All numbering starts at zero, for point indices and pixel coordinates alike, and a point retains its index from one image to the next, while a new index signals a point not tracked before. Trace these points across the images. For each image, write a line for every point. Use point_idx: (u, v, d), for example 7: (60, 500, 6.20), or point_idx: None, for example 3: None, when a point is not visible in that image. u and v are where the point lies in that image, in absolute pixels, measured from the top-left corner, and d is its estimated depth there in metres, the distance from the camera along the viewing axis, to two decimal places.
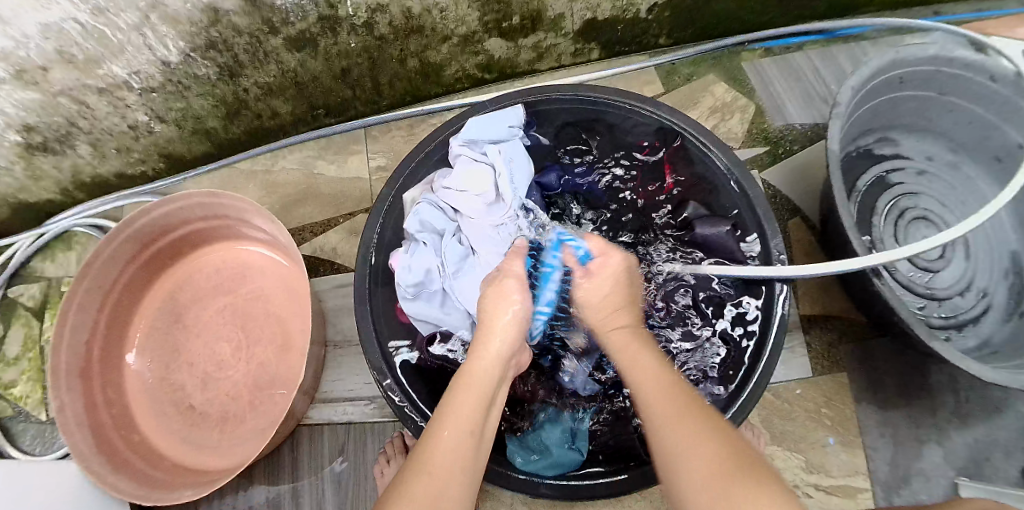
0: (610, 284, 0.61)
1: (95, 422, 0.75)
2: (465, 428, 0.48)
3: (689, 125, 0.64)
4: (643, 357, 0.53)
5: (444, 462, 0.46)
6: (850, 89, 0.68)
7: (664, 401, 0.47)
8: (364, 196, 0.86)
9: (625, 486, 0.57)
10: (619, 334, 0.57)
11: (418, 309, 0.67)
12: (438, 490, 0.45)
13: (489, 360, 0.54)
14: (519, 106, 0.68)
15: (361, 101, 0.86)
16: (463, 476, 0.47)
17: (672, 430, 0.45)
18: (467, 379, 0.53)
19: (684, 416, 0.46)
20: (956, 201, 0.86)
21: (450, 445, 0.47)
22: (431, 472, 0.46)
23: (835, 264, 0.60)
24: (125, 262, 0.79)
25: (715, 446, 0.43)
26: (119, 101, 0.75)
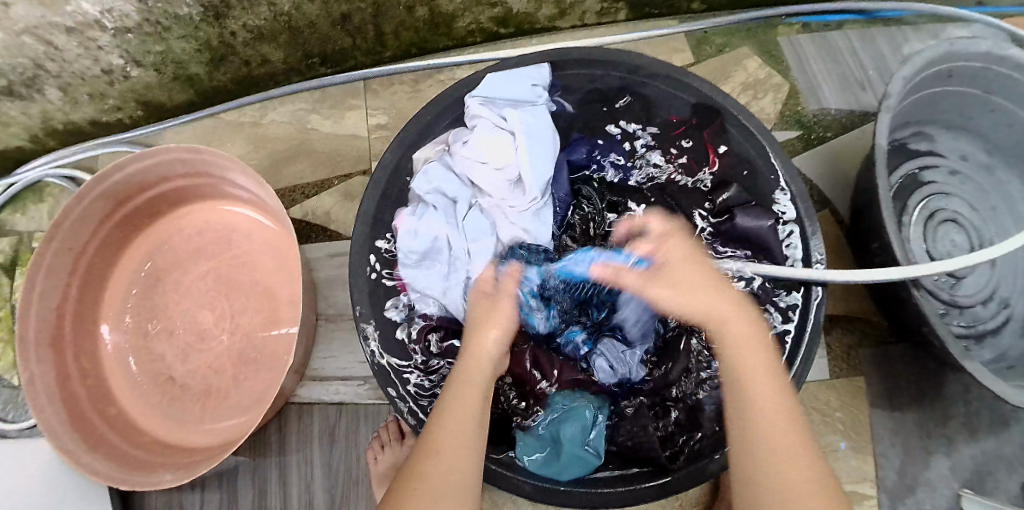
0: (692, 269, 0.56)
1: (68, 395, 0.70)
2: (471, 415, 0.49)
3: (731, 102, 0.59)
4: (749, 340, 0.50)
5: (453, 445, 0.46)
6: (901, 79, 0.62)
7: (768, 399, 0.47)
8: (361, 156, 0.80)
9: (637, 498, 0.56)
10: (728, 317, 0.52)
11: (416, 276, 0.62)
12: (448, 470, 0.45)
13: (492, 357, 0.54)
14: (545, 64, 0.62)
15: (362, 51, 0.78)
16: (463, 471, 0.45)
17: (771, 434, 0.45)
18: (473, 369, 0.53)
19: (785, 422, 0.45)
20: (986, 206, 0.82)
21: (458, 429, 0.47)
22: (440, 452, 0.46)
23: (881, 272, 0.59)
24: (99, 222, 0.72)
25: (807, 468, 0.43)
26: (90, 42, 0.68)
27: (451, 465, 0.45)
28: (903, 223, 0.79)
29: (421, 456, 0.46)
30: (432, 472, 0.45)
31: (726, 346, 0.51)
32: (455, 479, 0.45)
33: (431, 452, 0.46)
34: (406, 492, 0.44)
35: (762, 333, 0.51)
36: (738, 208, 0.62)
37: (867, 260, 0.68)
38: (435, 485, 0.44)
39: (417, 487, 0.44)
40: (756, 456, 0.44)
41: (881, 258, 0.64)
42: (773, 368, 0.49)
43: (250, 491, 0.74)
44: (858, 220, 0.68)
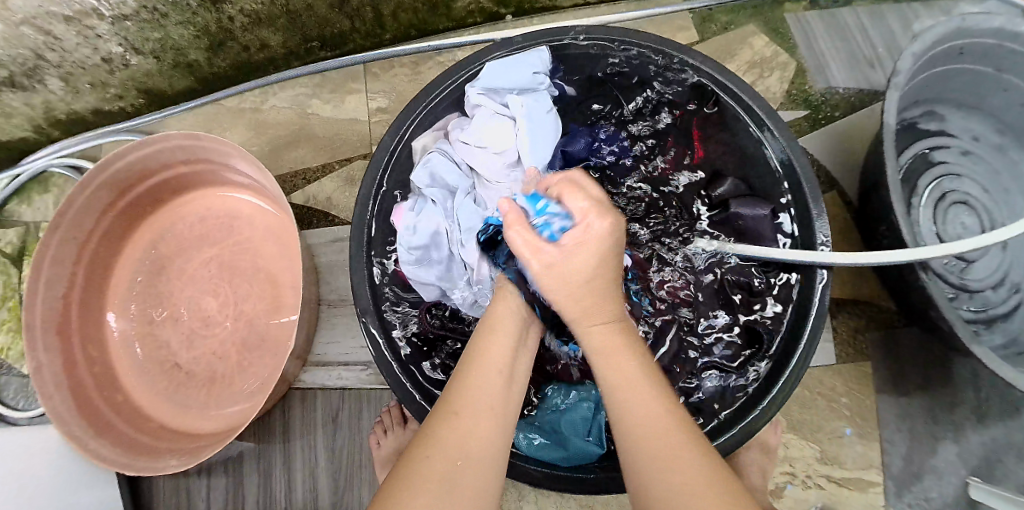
0: (588, 262, 0.44)
1: (75, 382, 0.70)
2: (494, 366, 0.45)
3: (732, 80, 0.57)
4: (611, 347, 0.44)
5: (474, 405, 0.42)
6: (910, 56, 0.60)
7: (647, 404, 0.41)
8: (362, 140, 0.79)
9: (625, 484, 0.53)
10: (597, 329, 0.45)
11: (419, 271, 0.61)
12: (464, 432, 0.41)
13: (518, 308, 0.51)
14: (543, 48, 0.60)
15: (361, 33, 0.77)
16: (482, 437, 0.41)
17: (662, 449, 0.39)
18: (494, 321, 0.50)
19: (680, 431, 0.40)
20: (998, 188, 0.80)
21: (477, 384, 0.44)
22: (457, 412, 0.42)
23: (886, 255, 0.57)
24: (101, 211, 0.72)
25: (707, 480, 0.38)
26: (88, 30, 0.68)
27: (467, 432, 0.41)
28: (913, 205, 0.78)
29: (436, 418, 0.42)
30: (446, 436, 0.40)
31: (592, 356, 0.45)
32: (475, 445, 0.41)
33: (447, 411, 0.42)
34: (418, 459, 0.40)
35: (631, 343, 0.45)
36: (735, 200, 0.63)
37: (875, 242, 0.67)
38: (452, 449, 0.40)
39: (427, 455, 0.40)
40: (660, 482, 0.38)
41: (889, 240, 0.63)
42: (648, 373, 0.43)
43: (256, 477, 0.75)
44: (866, 202, 0.67)
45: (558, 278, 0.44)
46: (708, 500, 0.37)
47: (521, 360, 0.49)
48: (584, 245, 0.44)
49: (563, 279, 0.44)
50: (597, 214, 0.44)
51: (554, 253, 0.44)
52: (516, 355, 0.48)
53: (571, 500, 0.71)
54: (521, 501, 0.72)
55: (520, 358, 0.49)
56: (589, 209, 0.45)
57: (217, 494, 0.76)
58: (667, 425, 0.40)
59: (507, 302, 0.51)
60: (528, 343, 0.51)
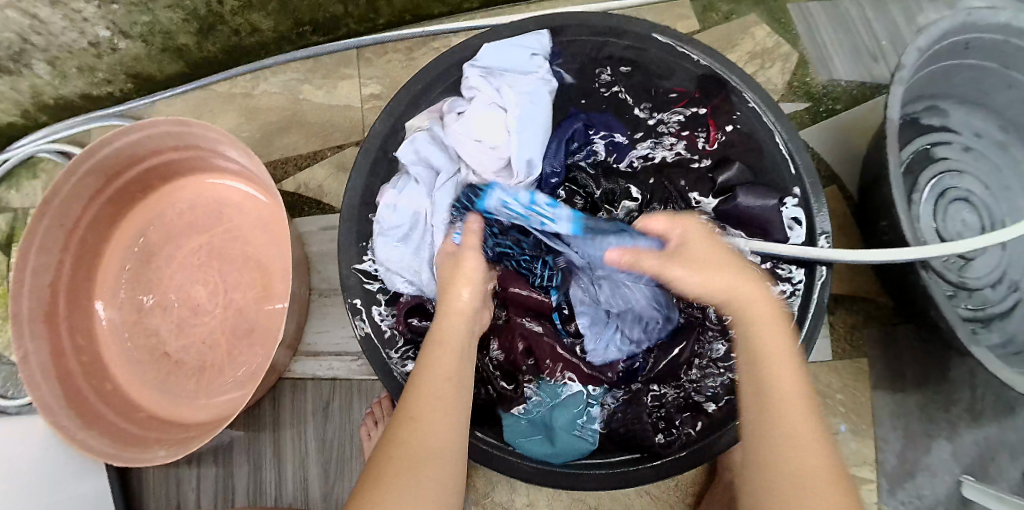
0: (706, 250, 0.48)
1: (63, 372, 0.69)
2: (442, 374, 0.46)
3: (738, 74, 0.56)
4: (756, 304, 0.45)
5: (423, 411, 0.43)
6: (915, 50, 0.59)
7: (777, 371, 0.41)
8: (354, 127, 0.78)
9: (615, 484, 0.54)
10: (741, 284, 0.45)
11: (390, 255, 0.60)
12: (417, 436, 0.41)
13: (465, 313, 0.51)
14: (545, 32, 0.59)
15: (354, 18, 0.76)
16: (444, 430, 0.43)
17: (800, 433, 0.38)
18: (442, 328, 0.49)
19: (802, 401, 0.40)
20: (1000, 185, 0.78)
21: (430, 390, 0.44)
22: (414, 418, 0.42)
23: (880, 254, 0.57)
24: (90, 197, 0.71)
25: (818, 447, 0.38)
26: (75, 14, 0.66)
27: (427, 431, 0.42)
28: (913, 202, 0.77)
29: (395, 422, 0.43)
30: (403, 440, 0.41)
31: (739, 301, 0.45)
32: (433, 444, 0.41)
33: (404, 416, 0.43)
34: (383, 461, 0.40)
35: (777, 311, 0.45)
36: (741, 188, 0.60)
37: (875, 238, 0.66)
38: (413, 450, 0.41)
39: (393, 455, 0.40)
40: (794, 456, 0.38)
41: (889, 236, 0.62)
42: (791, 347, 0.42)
43: (246, 467, 0.74)
44: (867, 197, 0.66)
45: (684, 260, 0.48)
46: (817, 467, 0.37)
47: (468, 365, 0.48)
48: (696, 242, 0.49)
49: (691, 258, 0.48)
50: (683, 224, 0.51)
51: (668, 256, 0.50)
52: (464, 362, 0.48)
53: (563, 494, 0.71)
54: (512, 494, 0.71)
55: (468, 365, 0.49)
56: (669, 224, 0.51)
57: (206, 485, 0.75)
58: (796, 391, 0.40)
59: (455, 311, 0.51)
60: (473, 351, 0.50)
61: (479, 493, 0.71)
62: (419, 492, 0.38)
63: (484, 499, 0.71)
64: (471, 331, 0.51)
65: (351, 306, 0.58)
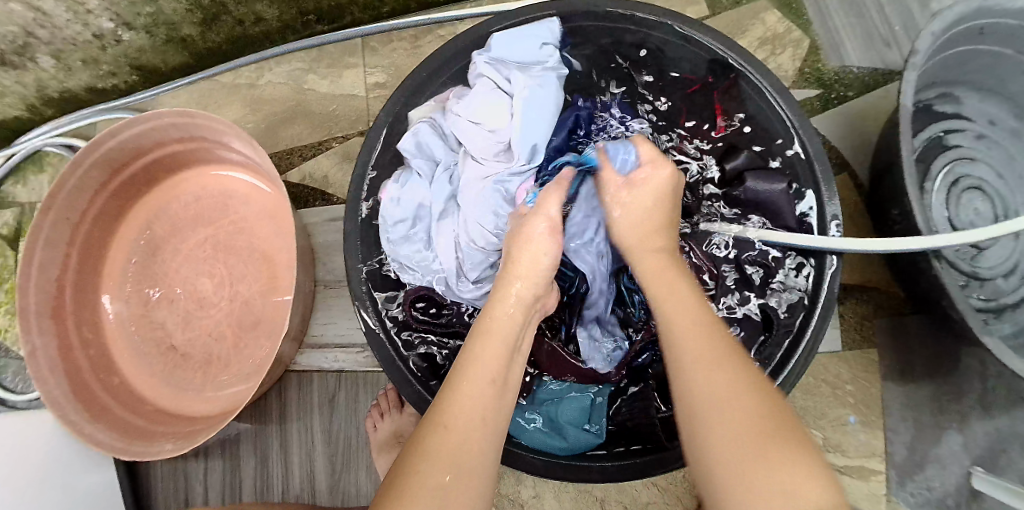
0: (650, 199, 0.53)
1: (71, 365, 0.69)
2: (485, 376, 0.43)
3: (749, 59, 0.55)
4: (662, 268, 0.49)
5: (461, 417, 0.40)
6: (930, 35, 0.58)
7: (690, 327, 0.43)
8: (359, 117, 0.77)
9: (620, 475, 0.53)
10: (648, 254, 0.51)
11: (399, 249, 0.60)
12: (454, 444, 0.39)
13: (517, 303, 0.49)
14: (555, 18, 0.58)
15: (359, 6, 0.75)
16: (481, 441, 0.40)
17: (707, 361, 0.40)
18: (490, 325, 0.47)
19: (713, 336, 0.42)
20: (1014, 173, 0.77)
21: (474, 396, 0.41)
22: (452, 426, 0.40)
23: (887, 243, 0.56)
24: (94, 191, 0.71)
25: (748, 392, 0.38)
26: (78, 6, 0.66)
27: (461, 442, 0.39)
28: (925, 190, 0.76)
29: (428, 426, 0.40)
30: (436, 448, 0.39)
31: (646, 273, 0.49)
32: (470, 456, 0.39)
33: (440, 424, 0.40)
34: (411, 473, 0.37)
35: (678, 266, 0.49)
36: (749, 172, 0.59)
37: (886, 228, 0.65)
38: (442, 462, 0.38)
39: (421, 468, 0.38)
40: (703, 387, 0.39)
41: (901, 225, 0.61)
42: (695, 293, 0.46)
43: (253, 459, 0.74)
44: (879, 185, 0.64)
45: (625, 208, 0.53)
46: (753, 409, 0.37)
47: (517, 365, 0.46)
48: (645, 186, 0.53)
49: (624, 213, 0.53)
50: (662, 164, 0.53)
51: (624, 185, 0.54)
52: (511, 362, 0.45)
53: (570, 486, 0.70)
54: (518, 485, 0.71)
55: (515, 364, 0.46)
56: (658, 160, 0.54)
57: (214, 478, 0.75)
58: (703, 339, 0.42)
59: (503, 307, 0.48)
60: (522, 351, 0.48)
61: None
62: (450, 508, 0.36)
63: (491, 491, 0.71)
64: (522, 327, 0.48)
65: (359, 311, 0.56)
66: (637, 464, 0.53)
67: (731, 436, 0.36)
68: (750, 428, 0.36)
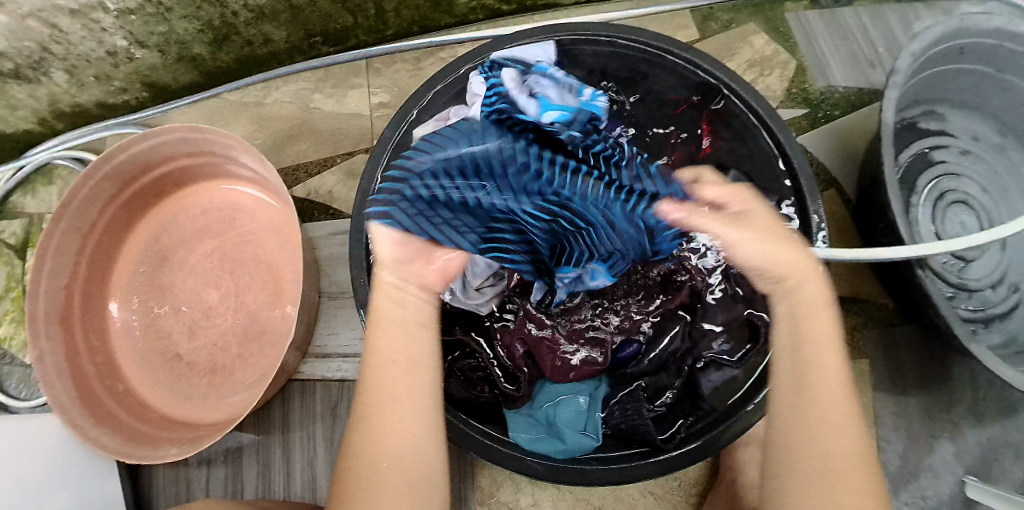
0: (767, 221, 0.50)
1: (78, 372, 0.71)
2: (385, 360, 0.46)
3: (739, 83, 0.58)
4: (816, 287, 0.46)
5: (372, 408, 0.44)
6: (909, 55, 0.61)
7: (826, 376, 0.42)
8: (363, 135, 0.80)
9: (616, 478, 0.56)
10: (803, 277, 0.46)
11: None
12: (376, 439, 0.44)
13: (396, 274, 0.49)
14: (552, 42, 0.61)
15: (364, 29, 0.78)
16: (402, 418, 0.44)
17: (825, 416, 0.42)
18: (383, 309, 0.48)
19: (839, 401, 0.42)
20: (998, 187, 0.79)
21: (377, 384, 0.45)
22: (365, 416, 0.45)
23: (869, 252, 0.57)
24: (105, 203, 0.73)
25: (855, 459, 0.41)
26: (94, 24, 0.68)
27: (378, 431, 0.44)
28: (912, 204, 0.78)
29: (354, 425, 0.45)
30: (360, 445, 0.44)
31: (804, 282, 0.46)
32: (392, 443, 0.44)
33: (361, 416, 0.45)
34: (343, 470, 0.44)
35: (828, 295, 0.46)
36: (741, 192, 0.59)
37: (873, 241, 0.67)
38: (367, 459, 0.43)
39: (351, 464, 0.44)
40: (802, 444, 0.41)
41: (887, 238, 0.63)
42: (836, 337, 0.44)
43: (255, 465, 0.75)
44: (865, 201, 0.67)
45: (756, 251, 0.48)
46: (856, 483, 0.40)
47: (419, 340, 0.47)
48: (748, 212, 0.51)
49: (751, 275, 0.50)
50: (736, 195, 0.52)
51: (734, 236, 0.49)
52: (411, 339, 0.47)
53: (567, 494, 0.72)
54: (517, 494, 0.72)
55: (418, 337, 0.47)
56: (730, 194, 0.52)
57: (216, 485, 0.76)
58: (830, 400, 0.42)
59: (388, 289, 0.49)
60: (423, 321, 0.48)
61: (484, 492, 0.72)
62: (389, 486, 0.43)
63: (489, 499, 0.72)
64: (415, 297, 0.49)
65: (363, 321, 0.58)
66: (630, 469, 0.56)
67: (819, 496, 0.40)
68: (852, 490, 0.40)
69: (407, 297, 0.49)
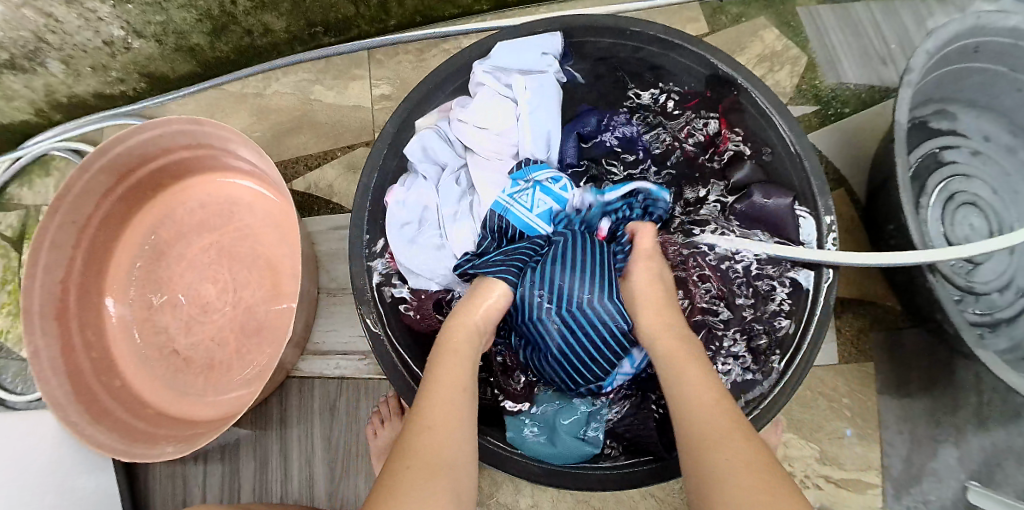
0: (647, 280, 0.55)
1: (73, 367, 0.70)
2: (456, 383, 0.45)
3: (748, 77, 0.56)
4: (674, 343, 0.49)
5: (439, 416, 0.42)
6: (924, 53, 0.59)
7: (697, 394, 0.43)
8: (365, 128, 0.78)
9: (615, 484, 0.54)
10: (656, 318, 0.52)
11: (407, 251, 0.61)
12: (439, 443, 0.40)
13: (470, 332, 0.50)
14: (558, 33, 0.60)
15: (366, 19, 0.76)
16: (463, 437, 0.42)
17: (693, 429, 0.41)
18: (454, 346, 0.49)
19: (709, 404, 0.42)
20: (1009, 189, 0.78)
21: (445, 400, 0.43)
22: (430, 427, 0.41)
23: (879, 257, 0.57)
24: (101, 195, 0.72)
25: (737, 446, 0.38)
26: (90, 13, 0.67)
27: (443, 440, 0.41)
28: (921, 205, 0.77)
29: (411, 428, 0.41)
30: (422, 445, 0.40)
31: (663, 336, 0.50)
32: (449, 453, 0.40)
33: (420, 426, 0.41)
34: (394, 471, 0.38)
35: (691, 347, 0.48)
36: (755, 186, 0.61)
37: (882, 242, 0.66)
38: (425, 459, 0.39)
39: (406, 464, 0.38)
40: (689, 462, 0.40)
41: (896, 239, 0.62)
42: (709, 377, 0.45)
43: (252, 462, 0.74)
44: (875, 199, 0.65)
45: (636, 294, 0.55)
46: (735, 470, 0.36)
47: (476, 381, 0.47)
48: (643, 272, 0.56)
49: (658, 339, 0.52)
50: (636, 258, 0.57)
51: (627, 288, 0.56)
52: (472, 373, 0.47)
53: (568, 496, 0.71)
54: (516, 495, 0.71)
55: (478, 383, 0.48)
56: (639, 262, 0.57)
57: (212, 482, 0.75)
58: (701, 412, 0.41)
59: (459, 328, 0.50)
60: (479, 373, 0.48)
61: (484, 492, 0.71)
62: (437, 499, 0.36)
63: (489, 499, 0.71)
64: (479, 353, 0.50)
65: (363, 316, 0.57)
66: (630, 474, 0.55)
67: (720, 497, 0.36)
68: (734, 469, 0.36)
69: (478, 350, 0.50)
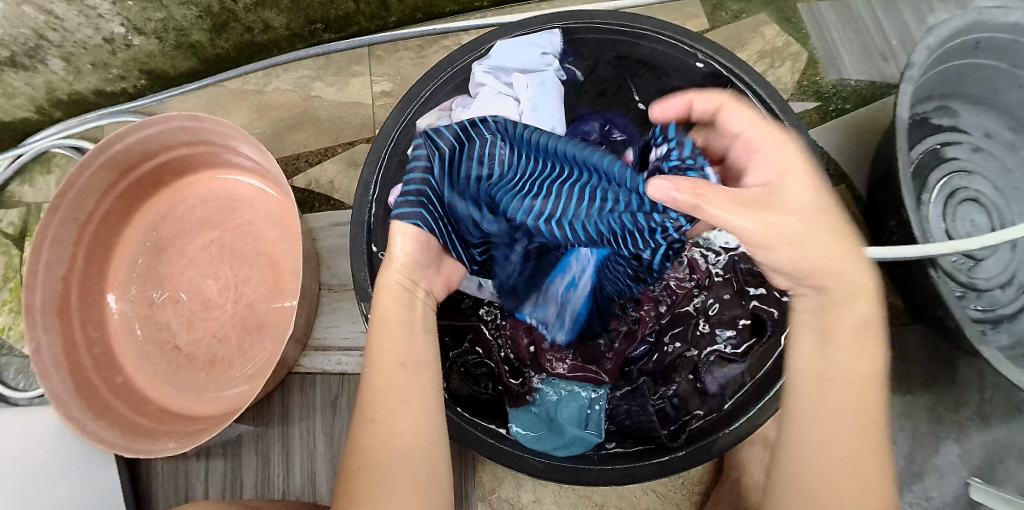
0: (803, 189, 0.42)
1: (75, 364, 0.70)
2: (393, 361, 0.45)
3: (748, 74, 0.57)
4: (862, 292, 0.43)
5: (383, 407, 0.44)
6: (925, 49, 0.59)
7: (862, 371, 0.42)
8: (365, 124, 0.78)
9: (622, 478, 0.55)
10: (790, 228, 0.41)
11: None
12: (386, 437, 0.43)
13: (398, 295, 0.48)
14: (557, 30, 0.61)
15: (366, 16, 0.76)
16: (412, 413, 0.44)
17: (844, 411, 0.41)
18: (383, 316, 0.47)
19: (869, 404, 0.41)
20: (1009, 185, 0.78)
21: (385, 388, 0.44)
22: (374, 420, 0.44)
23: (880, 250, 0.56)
24: (103, 191, 0.72)
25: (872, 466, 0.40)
26: (90, 10, 0.67)
27: (389, 431, 0.43)
28: (923, 201, 0.77)
29: (361, 425, 0.44)
30: (371, 445, 0.43)
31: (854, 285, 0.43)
32: (399, 445, 0.43)
33: (365, 420, 0.44)
34: (353, 472, 0.43)
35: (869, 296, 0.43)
36: None
37: (884, 239, 0.66)
38: (378, 457, 0.42)
39: (360, 465, 0.43)
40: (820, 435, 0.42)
41: (898, 235, 0.62)
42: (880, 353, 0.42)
43: (254, 458, 0.75)
44: (876, 196, 0.65)
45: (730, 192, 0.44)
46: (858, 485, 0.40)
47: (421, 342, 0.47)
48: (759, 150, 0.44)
49: (771, 246, 0.42)
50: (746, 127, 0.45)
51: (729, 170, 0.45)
52: (413, 342, 0.47)
53: (570, 491, 0.71)
54: (518, 490, 0.71)
55: (424, 340, 0.48)
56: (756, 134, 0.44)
57: (214, 478, 0.76)
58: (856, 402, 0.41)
59: (388, 297, 0.48)
60: (424, 326, 0.49)
61: (486, 488, 0.71)
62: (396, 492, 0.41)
63: (491, 495, 0.71)
64: (413, 304, 0.49)
65: (365, 315, 0.57)
66: (636, 469, 0.55)
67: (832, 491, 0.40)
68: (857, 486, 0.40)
69: (414, 305, 0.49)
